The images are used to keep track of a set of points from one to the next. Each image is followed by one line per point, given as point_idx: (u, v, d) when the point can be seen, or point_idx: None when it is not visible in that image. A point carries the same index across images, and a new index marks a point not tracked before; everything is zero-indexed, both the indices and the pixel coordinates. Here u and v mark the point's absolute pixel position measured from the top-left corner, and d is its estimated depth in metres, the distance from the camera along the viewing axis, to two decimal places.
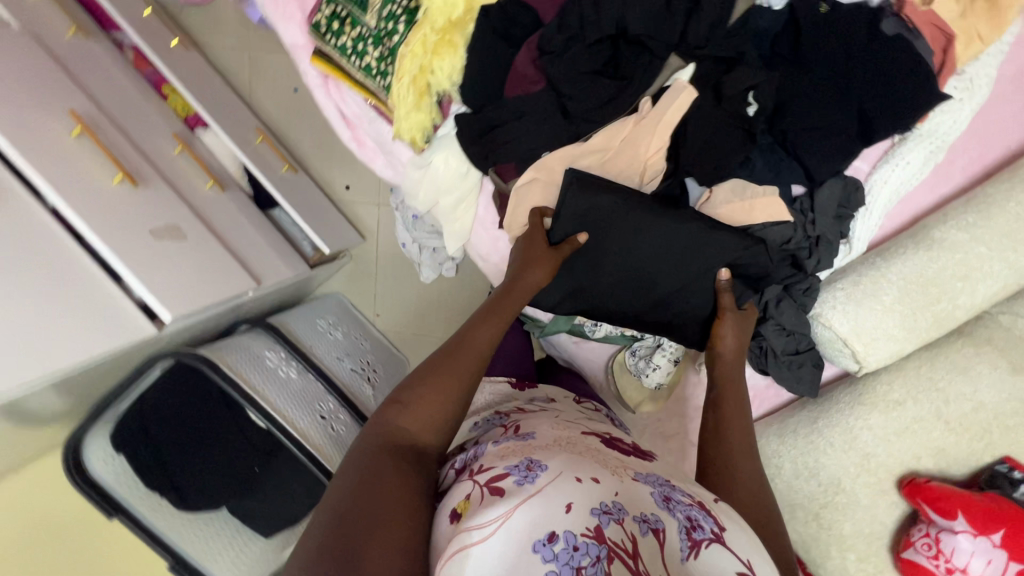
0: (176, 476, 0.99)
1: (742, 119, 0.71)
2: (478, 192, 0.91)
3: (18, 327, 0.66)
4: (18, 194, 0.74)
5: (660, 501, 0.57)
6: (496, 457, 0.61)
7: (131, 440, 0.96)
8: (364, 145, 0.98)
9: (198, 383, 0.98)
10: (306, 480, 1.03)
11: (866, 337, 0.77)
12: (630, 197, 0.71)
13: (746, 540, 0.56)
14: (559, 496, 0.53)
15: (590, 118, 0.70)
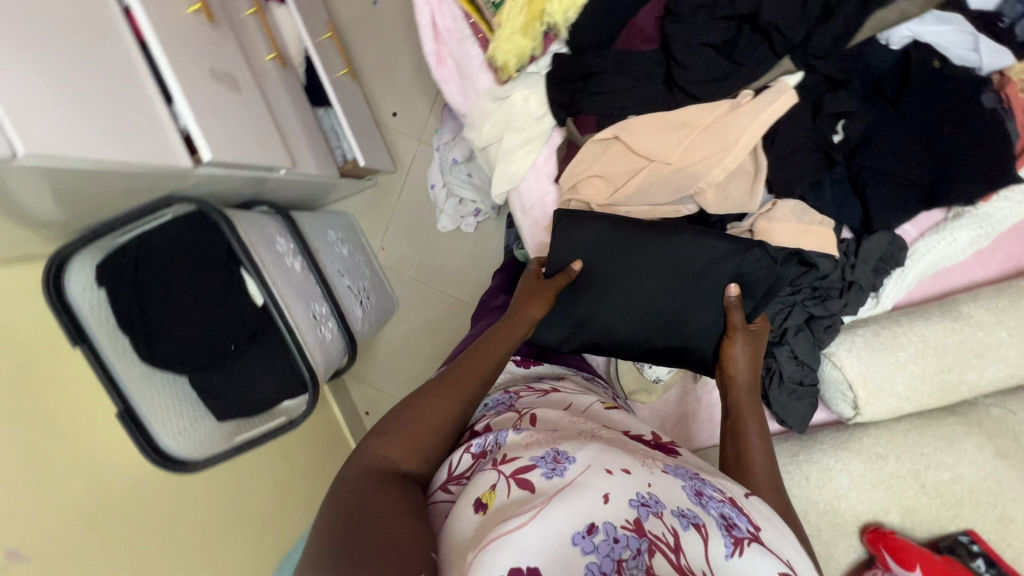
0: (150, 326, 0.93)
1: (827, 141, 0.73)
2: (544, 141, 0.90)
3: (71, 96, 0.61)
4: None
5: (693, 495, 0.57)
6: (518, 448, 0.62)
7: (118, 275, 0.92)
8: (443, 63, 0.96)
9: (208, 240, 0.94)
10: (281, 373, 1.01)
11: (873, 386, 0.79)
12: (619, 221, 0.77)
13: (784, 541, 0.56)
14: (598, 488, 0.54)
15: (690, 92, 0.71)
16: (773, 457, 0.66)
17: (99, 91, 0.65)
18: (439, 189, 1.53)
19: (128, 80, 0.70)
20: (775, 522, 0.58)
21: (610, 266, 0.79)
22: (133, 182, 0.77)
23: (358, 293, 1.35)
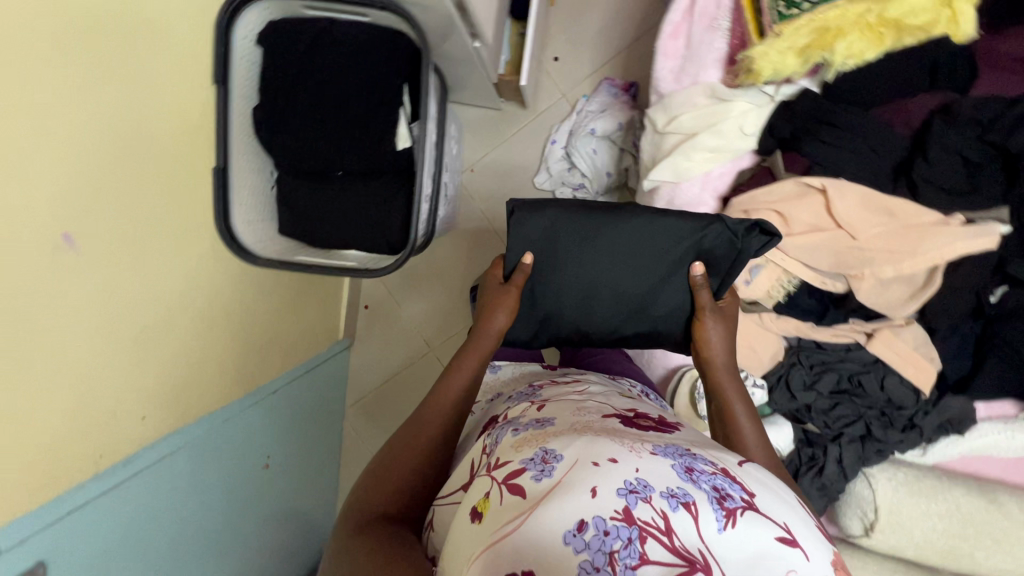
0: (283, 107, 0.92)
1: (983, 296, 0.78)
2: (730, 159, 0.91)
3: None
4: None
5: (682, 471, 0.53)
6: (510, 450, 0.61)
7: (282, 44, 0.90)
8: (676, 39, 0.97)
9: (383, 60, 0.89)
10: (375, 221, 0.97)
11: (892, 518, 0.85)
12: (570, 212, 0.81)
13: (782, 505, 0.53)
14: (582, 483, 0.51)
15: (920, 188, 0.75)
16: (762, 432, 0.73)
17: None
18: (558, 147, 1.51)
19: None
20: (776, 490, 0.54)
21: (568, 258, 0.83)
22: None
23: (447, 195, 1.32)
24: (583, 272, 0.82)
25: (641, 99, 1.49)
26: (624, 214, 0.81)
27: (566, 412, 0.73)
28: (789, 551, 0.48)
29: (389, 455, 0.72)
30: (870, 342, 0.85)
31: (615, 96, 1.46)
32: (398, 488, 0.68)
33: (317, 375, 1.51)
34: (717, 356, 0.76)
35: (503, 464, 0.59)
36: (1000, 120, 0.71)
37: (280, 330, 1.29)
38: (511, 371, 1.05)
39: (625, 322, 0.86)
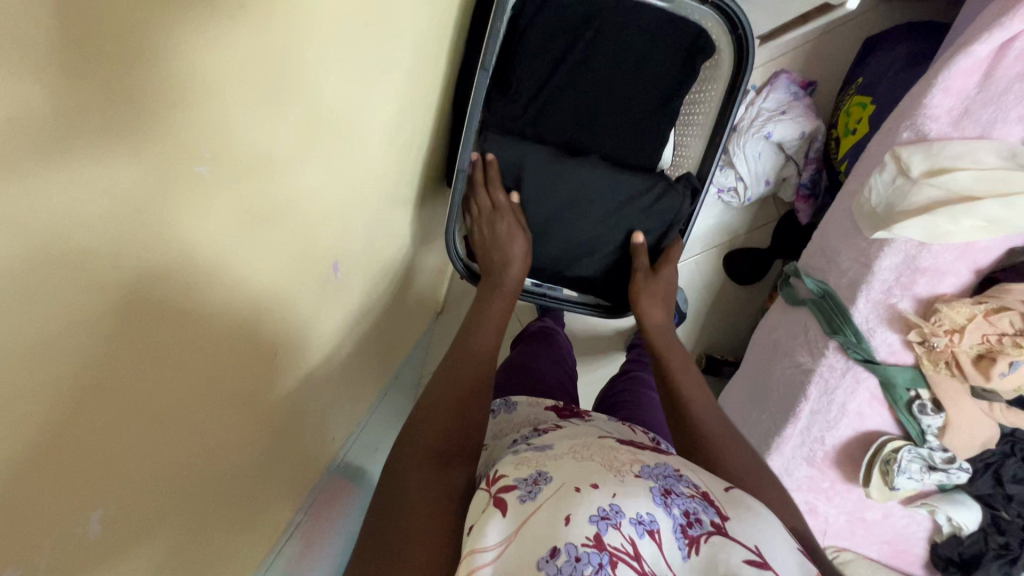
0: (552, 89, 0.88)
1: None
2: (1006, 234, 0.83)
3: None
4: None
5: (658, 495, 0.51)
6: (508, 465, 0.56)
7: (582, 32, 0.86)
8: (973, 77, 0.83)
9: (681, 74, 0.88)
10: (569, 221, 0.90)
11: None
12: (533, 148, 0.87)
13: (761, 528, 0.50)
14: (556, 508, 0.48)
15: None
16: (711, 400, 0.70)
17: None
18: None
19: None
20: (763, 516, 0.52)
21: (529, 187, 0.88)
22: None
23: None
24: (540, 212, 0.89)
25: (814, 100, 1.35)
26: (589, 156, 0.89)
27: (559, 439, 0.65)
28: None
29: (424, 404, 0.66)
30: None
31: (795, 95, 1.30)
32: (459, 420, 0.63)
33: (433, 330, 1.44)
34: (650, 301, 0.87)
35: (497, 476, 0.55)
36: None
37: (411, 306, 1.18)
38: (528, 410, 0.83)
39: (571, 261, 0.94)
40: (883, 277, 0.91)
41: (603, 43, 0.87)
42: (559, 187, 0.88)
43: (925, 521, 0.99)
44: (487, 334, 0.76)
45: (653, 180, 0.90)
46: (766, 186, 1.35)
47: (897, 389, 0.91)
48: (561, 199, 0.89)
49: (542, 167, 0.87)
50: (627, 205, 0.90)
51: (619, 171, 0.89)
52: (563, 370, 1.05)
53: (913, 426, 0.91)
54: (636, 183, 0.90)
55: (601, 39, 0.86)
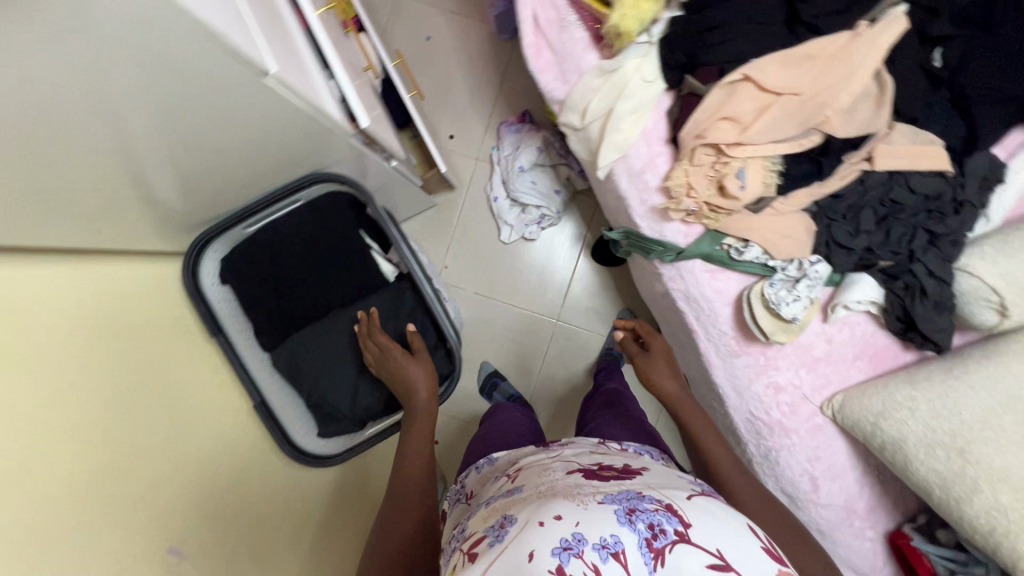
0: (274, 311, 0.92)
1: (930, 69, 0.82)
2: (654, 106, 0.96)
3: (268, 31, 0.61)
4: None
5: (623, 514, 0.56)
6: (479, 521, 0.65)
7: (249, 260, 0.91)
8: (542, 54, 1.04)
9: (342, 220, 0.92)
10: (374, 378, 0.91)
11: (1017, 289, 0.82)
12: (299, 344, 0.92)
13: (723, 534, 0.57)
14: (520, 546, 0.55)
15: (817, 23, 0.78)
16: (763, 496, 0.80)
17: (284, 38, 0.68)
18: (503, 201, 1.58)
19: (289, 34, 0.72)
20: (719, 520, 0.58)
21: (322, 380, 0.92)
22: (272, 155, 0.79)
23: None
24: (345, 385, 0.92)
25: (539, 121, 1.57)
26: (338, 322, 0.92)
27: (540, 472, 0.73)
28: None
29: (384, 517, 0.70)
30: (875, 161, 0.87)
31: (519, 129, 1.54)
32: (405, 539, 0.67)
33: None
34: (676, 389, 0.92)
35: (470, 534, 0.62)
36: None
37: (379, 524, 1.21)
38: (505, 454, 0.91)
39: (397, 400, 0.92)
40: (624, 195, 1.02)
41: (270, 254, 0.91)
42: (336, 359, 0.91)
43: (863, 317, 0.97)
44: (416, 466, 0.74)
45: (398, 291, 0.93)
46: (559, 194, 1.53)
47: (715, 253, 0.96)
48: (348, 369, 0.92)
49: (314, 362, 0.92)
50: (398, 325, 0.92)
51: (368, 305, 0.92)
52: (531, 430, 1.09)
53: (755, 265, 0.95)
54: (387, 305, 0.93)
55: (268, 252, 0.91)
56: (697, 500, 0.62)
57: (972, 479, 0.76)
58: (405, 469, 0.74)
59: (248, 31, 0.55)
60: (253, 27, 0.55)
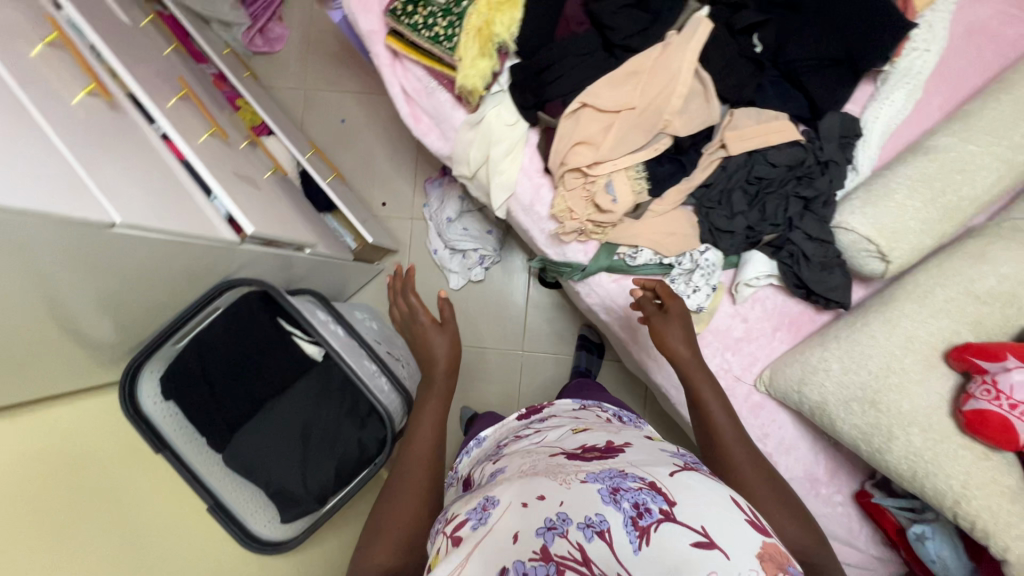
0: (215, 414, 0.97)
1: (751, 53, 0.87)
2: (524, 144, 1.02)
3: (124, 180, 0.70)
4: (120, 105, 0.83)
5: (606, 493, 0.52)
6: (461, 505, 0.60)
7: (182, 373, 0.96)
8: (419, 119, 1.12)
9: (258, 319, 0.96)
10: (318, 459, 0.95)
11: (889, 232, 0.85)
12: (245, 434, 0.97)
13: (714, 509, 0.51)
14: (503, 528, 0.50)
15: (628, 42, 0.85)
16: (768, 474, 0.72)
17: (149, 179, 0.76)
18: (442, 251, 1.64)
19: (164, 174, 0.81)
20: (705, 493, 0.53)
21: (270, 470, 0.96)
22: (177, 279, 0.87)
23: (398, 358, 1.39)
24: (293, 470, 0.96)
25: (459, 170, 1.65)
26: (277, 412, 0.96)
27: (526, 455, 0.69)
28: (704, 555, 0.48)
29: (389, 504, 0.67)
30: (729, 147, 0.92)
31: (442, 183, 1.62)
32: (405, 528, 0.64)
33: None
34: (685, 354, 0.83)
35: (452, 518, 0.57)
36: None
37: None
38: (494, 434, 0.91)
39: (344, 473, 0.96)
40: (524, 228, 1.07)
41: (199, 362, 0.96)
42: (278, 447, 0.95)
43: (770, 290, 0.99)
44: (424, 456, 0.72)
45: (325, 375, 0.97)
46: (492, 233, 1.60)
47: (614, 264, 1.00)
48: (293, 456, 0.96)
49: (260, 454, 0.96)
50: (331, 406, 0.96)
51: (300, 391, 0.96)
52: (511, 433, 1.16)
53: (653, 266, 0.98)
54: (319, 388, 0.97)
55: (197, 361, 0.96)
56: (682, 477, 0.55)
57: (888, 428, 0.76)
58: (411, 459, 0.72)
59: (89, 194, 0.63)
60: (98, 190, 0.64)
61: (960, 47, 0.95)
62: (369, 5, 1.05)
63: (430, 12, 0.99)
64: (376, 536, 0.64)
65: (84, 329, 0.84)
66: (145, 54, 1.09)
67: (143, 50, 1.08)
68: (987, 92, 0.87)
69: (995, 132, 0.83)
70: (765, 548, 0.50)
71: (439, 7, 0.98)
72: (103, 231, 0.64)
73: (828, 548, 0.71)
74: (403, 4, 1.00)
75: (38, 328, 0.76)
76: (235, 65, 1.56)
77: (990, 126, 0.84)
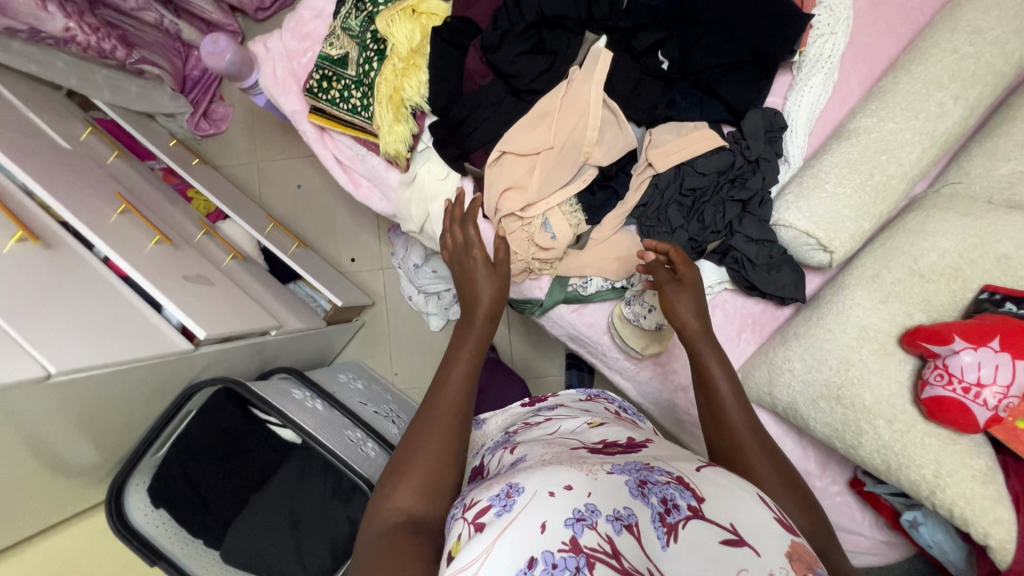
0: (207, 517, 0.98)
1: (658, 72, 0.87)
2: (461, 194, 1.02)
3: (60, 322, 0.71)
4: (62, 238, 0.86)
5: (634, 487, 0.49)
6: (482, 488, 0.54)
7: (167, 483, 0.97)
8: (359, 185, 1.13)
9: (232, 415, 0.98)
10: (313, 542, 0.95)
11: (825, 224, 0.84)
12: (237, 531, 0.96)
13: (737, 505, 0.50)
14: (532, 516, 0.45)
15: (533, 86, 0.86)
16: (772, 452, 0.67)
17: (91, 307, 0.78)
18: (417, 297, 1.62)
19: (110, 298, 0.83)
20: (733, 492, 0.52)
21: (267, 560, 0.95)
22: (143, 397, 0.88)
23: (388, 415, 1.38)
24: (289, 558, 0.95)
25: None
26: (265, 502, 0.96)
27: (541, 446, 0.66)
28: (734, 551, 0.45)
29: (412, 440, 0.61)
30: (656, 166, 0.91)
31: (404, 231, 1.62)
32: (425, 481, 0.57)
33: None
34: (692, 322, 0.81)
35: (473, 503, 0.52)
36: (513, 16, 0.84)
37: None
38: (497, 420, 0.89)
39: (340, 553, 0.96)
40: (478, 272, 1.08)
41: (181, 468, 0.97)
42: (270, 538, 0.95)
43: (727, 294, 0.98)
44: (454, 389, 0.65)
45: (307, 458, 0.98)
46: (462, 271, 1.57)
47: (569, 296, 1.01)
48: (288, 543, 0.95)
49: (254, 547, 0.95)
50: (318, 488, 0.97)
51: (285, 479, 0.97)
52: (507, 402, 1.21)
53: (607, 291, 0.99)
54: (303, 472, 0.98)
55: (179, 468, 0.97)
56: (706, 473, 0.55)
57: (856, 425, 0.76)
58: (443, 400, 0.64)
59: (19, 353, 0.65)
60: (31, 344, 0.66)
61: (867, 23, 0.96)
62: (287, 87, 1.07)
63: (344, 85, 1.00)
64: (397, 480, 0.58)
65: (62, 461, 0.86)
66: (84, 171, 1.12)
67: (83, 169, 1.11)
68: (897, 65, 0.87)
69: (911, 106, 0.83)
70: (793, 547, 0.48)
71: (351, 79, 0.99)
72: (40, 385, 0.65)
73: (836, 542, 0.61)
74: (317, 81, 1.02)
75: (13, 474, 0.78)
76: (184, 155, 1.59)
77: (904, 100, 0.83)
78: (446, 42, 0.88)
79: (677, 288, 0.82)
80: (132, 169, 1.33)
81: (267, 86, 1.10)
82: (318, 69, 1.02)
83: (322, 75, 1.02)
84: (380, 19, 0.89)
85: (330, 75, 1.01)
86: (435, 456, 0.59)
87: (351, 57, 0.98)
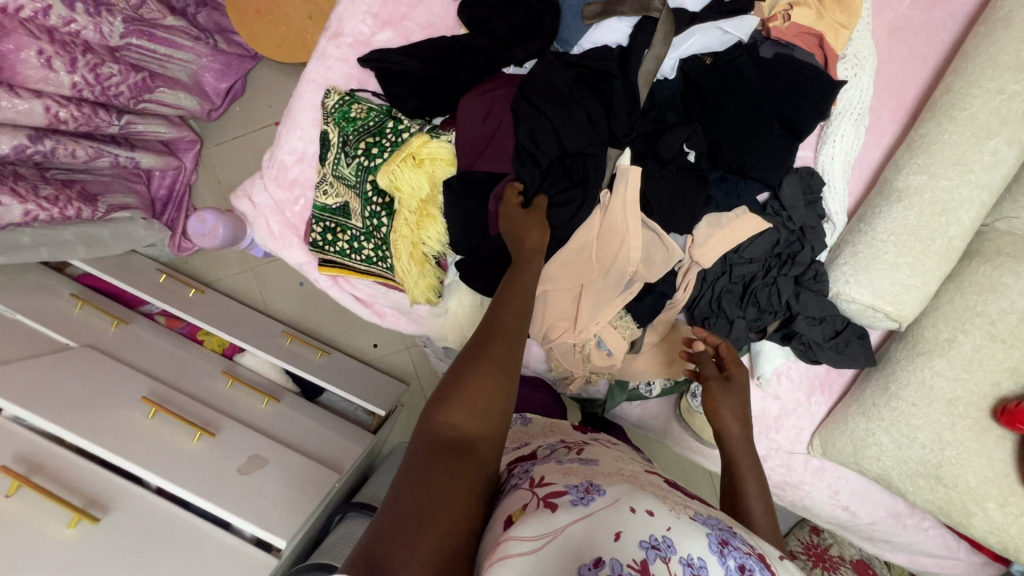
0: None
1: (690, 169, 0.81)
2: None
3: None
4: (114, 486, 0.82)
5: (714, 543, 0.48)
6: (555, 473, 0.56)
7: None
8: (385, 315, 1.03)
9: None
10: None
11: (891, 296, 0.81)
12: None
13: None
14: (608, 521, 0.47)
15: (569, 224, 0.79)
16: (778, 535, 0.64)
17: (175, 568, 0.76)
18: None
19: (186, 543, 0.80)
20: None
21: None
22: None
23: None
24: None
25: None
26: None
27: (609, 458, 0.66)
28: None
29: (472, 353, 0.59)
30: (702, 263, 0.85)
31: None
32: (487, 408, 0.55)
33: None
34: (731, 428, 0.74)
35: (545, 483, 0.54)
36: (530, 153, 0.77)
37: None
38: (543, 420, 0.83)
39: None
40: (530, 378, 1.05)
41: None
42: None
43: (790, 361, 0.95)
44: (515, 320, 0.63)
45: None
46: None
47: (632, 394, 0.98)
48: None
49: None
50: None
51: None
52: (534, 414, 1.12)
53: (671, 385, 0.96)
54: None
55: None
56: (786, 562, 0.52)
57: (965, 505, 0.78)
58: (505, 323, 0.62)
59: None
60: None
61: (890, 51, 0.89)
62: (287, 239, 0.99)
63: (351, 236, 0.94)
64: (452, 393, 0.55)
65: None
66: (98, 368, 1.05)
67: (95, 367, 1.04)
68: (936, 107, 0.82)
69: (962, 160, 0.78)
70: None
71: (359, 231, 0.92)
72: None
73: None
74: (321, 235, 0.95)
75: None
76: (177, 289, 1.45)
77: (954, 151, 0.79)
78: (459, 190, 0.81)
79: (726, 388, 0.77)
80: (141, 331, 1.27)
81: (265, 240, 1.02)
82: (319, 221, 0.95)
83: (325, 226, 0.95)
84: (382, 176, 0.83)
85: (334, 226, 0.94)
86: (491, 385, 0.56)
87: (354, 210, 0.91)
